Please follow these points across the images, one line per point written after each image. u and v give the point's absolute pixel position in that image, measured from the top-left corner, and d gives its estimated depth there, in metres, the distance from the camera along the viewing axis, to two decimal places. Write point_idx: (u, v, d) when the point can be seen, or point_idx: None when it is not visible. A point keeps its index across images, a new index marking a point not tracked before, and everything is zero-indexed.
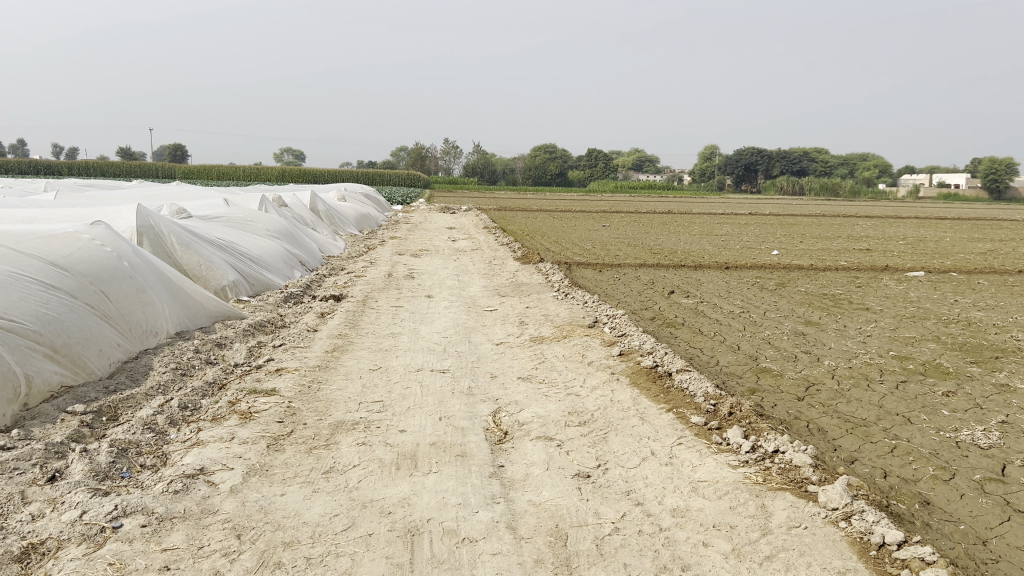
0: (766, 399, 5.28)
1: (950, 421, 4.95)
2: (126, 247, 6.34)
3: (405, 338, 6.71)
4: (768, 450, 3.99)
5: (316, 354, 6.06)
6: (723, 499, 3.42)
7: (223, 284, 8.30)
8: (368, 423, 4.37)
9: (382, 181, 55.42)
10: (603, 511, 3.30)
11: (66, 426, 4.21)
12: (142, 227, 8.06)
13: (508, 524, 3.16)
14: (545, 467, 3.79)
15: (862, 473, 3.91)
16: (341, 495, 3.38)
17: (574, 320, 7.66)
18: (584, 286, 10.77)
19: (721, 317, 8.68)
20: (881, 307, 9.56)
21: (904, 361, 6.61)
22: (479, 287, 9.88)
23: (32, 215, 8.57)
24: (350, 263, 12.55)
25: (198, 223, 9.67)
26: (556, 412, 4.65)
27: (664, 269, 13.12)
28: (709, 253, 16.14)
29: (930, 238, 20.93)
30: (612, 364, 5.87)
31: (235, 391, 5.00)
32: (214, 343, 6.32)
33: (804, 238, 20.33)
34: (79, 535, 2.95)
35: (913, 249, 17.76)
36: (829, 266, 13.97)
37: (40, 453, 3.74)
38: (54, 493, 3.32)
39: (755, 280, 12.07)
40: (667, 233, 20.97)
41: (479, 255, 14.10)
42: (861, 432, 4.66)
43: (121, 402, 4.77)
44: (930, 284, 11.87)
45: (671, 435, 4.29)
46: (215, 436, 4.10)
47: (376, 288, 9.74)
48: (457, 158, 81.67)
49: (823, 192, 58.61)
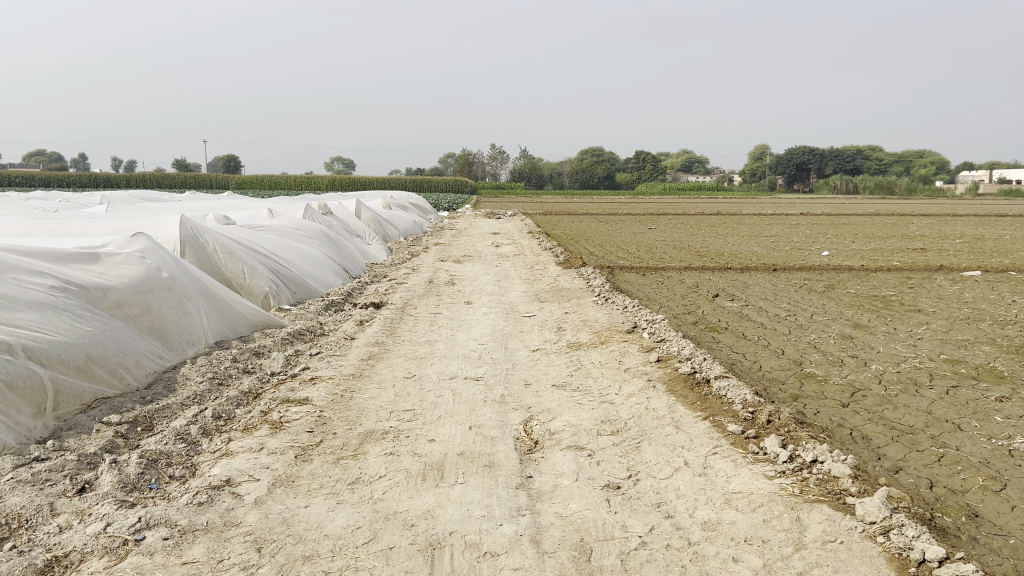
0: (809, 406, 5.13)
1: (1003, 428, 4.74)
2: (166, 258, 6.39)
3: (441, 346, 6.67)
4: (807, 460, 3.85)
5: (351, 362, 6.05)
6: (756, 512, 3.30)
7: (266, 291, 8.36)
8: (398, 433, 4.33)
9: (429, 187, 55.97)
10: (631, 524, 3.20)
11: (100, 437, 4.25)
12: (185, 237, 8.17)
13: (532, 537, 3.09)
14: (574, 478, 3.71)
15: (906, 484, 3.76)
16: (365, 507, 3.35)
17: (613, 325, 7.54)
18: (626, 290, 10.65)
19: (766, 321, 8.50)
20: (933, 309, 9.26)
21: (955, 365, 6.37)
22: (519, 293, 9.82)
23: (81, 228, 8.76)
24: (393, 270, 12.61)
25: (242, 232, 9.77)
26: (589, 421, 4.56)
27: (709, 272, 12.92)
28: (755, 254, 15.88)
29: (989, 237, 20.32)
30: (650, 370, 5.76)
31: (269, 400, 5.00)
32: (252, 352, 6.36)
33: (856, 238, 19.86)
34: (101, 548, 2.95)
35: (970, 248, 17.23)
36: (881, 267, 13.61)
37: (72, 465, 3.77)
38: (82, 505, 3.34)
39: (804, 282, 11.80)
40: (714, 235, 20.69)
41: (522, 260, 14.05)
42: (907, 440, 4.49)
43: (157, 412, 4.81)
44: (987, 284, 11.49)
45: (706, 444, 4.17)
46: (245, 446, 4.10)
47: (417, 295, 9.75)
48: (504, 163, 81.82)
49: (878, 191, 57.40)
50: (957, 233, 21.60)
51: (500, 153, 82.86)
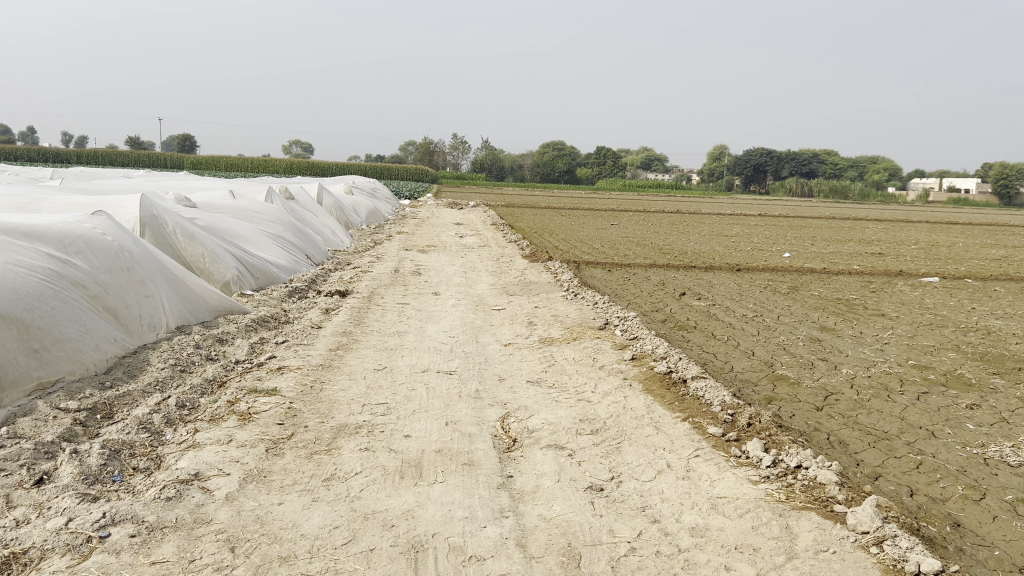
0: (784, 408, 5.11)
1: (976, 436, 4.76)
2: (127, 238, 6.15)
3: (412, 337, 6.53)
4: (791, 466, 3.81)
5: (319, 352, 5.88)
6: (744, 518, 3.24)
7: (227, 279, 8.13)
8: (371, 427, 4.20)
9: (389, 174, 55.50)
10: (618, 529, 3.12)
11: (57, 424, 4.04)
12: (145, 218, 7.88)
13: (518, 541, 2.99)
14: (557, 479, 3.61)
15: (888, 492, 3.73)
16: (342, 505, 3.22)
17: (584, 321, 7.47)
18: (594, 286, 10.59)
19: (734, 321, 8.50)
20: (897, 314, 9.36)
21: (924, 371, 6.41)
22: (487, 285, 9.69)
23: (36, 203, 8.45)
24: (356, 258, 12.39)
25: (203, 214, 9.49)
26: (567, 420, 4.47)
27: (674, 270, 12.91)
28: (718, 253, 15.97)
29: (943, 243, 20.74)
30: (625, 368, 5.69)
31: (235, 390, 4.83)
32: (215, 338, 6.15)
33: (815, 240, 20.13)
34: (63, 545, 2.78)
35: (926, 254, 17.53)
36: (842, 270, 13.74)
37: (29, 454, 3.57)
38: (40, 498, 3.15)
39: (768, 283, 11.85)
40: (676, 233, 20.74)
41: (487, 252, 13.92)
42: (884, 446, 4.48)
43: (117, 399, 4.61)
44: (947, 291, 11.68)
45: (688, 447, 4.11)
46: (212, 438, 3.93)
47: (383, 284, 9.57)
48: (465, 153, 81.49)
49: (832, 194, 58.31)
50: (911, 238, 22.02)
51: (461, 143, 82.49)
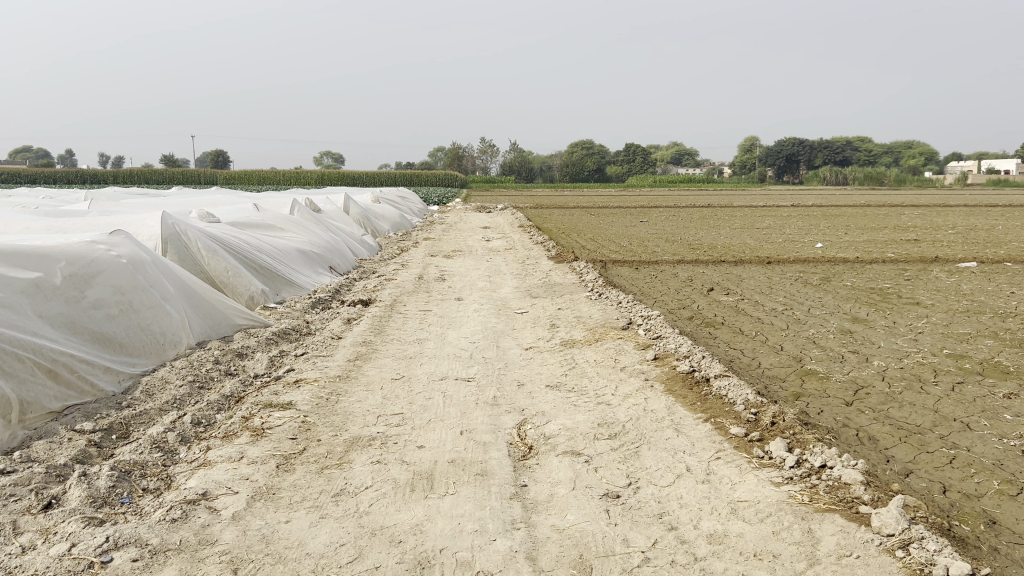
0: (812, 405, 4.95)
1: (1014, 427, 4.57)
2: (144, 256, 6.13)
3: (432, 345, 6.48)
4: (816, 466, 3.67)
5: (338, 364, 5.84)
6: (764, 523, 3.12)
7: (251, 292, 8.11)
8: (385, 439, 4.14)
9: (418, 181, 55.67)
10: (632, 538, 3.02)
11: (72, 446, 4.03)
12: (167, 235, 7.93)
13: (528, 554, 2.91)
14: (571, 487, 3.52)
15: (919, 490, 3.58)
16: (350, 522, 3.15)
17: (607, 322, 7.34)
18: (620, 285, 10.46)
19: (763, 315, 8.32)
20: (932, 302, 9.11)
21: (959, 360, 6.20)
22: (511, 289, 9.60)
23: (61, 225, 8.54)
24: (383, 266, 12.37)
25: (226, 229, 9.51)
26: (585, 424, 4.37)
27: (703, 265, 12.73)
28: (749, 247, 15.71)
29: (980, 227, 20.25)
30: (646, 369, 5.58)
31: (251, 405, 4.79)
32: (235, 353, 6.13)
33: (848, 230, 19.73)
34: (64, 572, 2.74)
35: (963, 239, 17.11)
36: (876, 259, 13.45)
37: (40, 477, 3.55)
38: (47, 523, 3.13)
39: (799, 275, 11.62)
40: (707, 227, 20.49)
41: (514, 255, 13.83)
42: (916, 441, 4.31)
43: (134, 418, 4.59)
44: (984, 275, 11.36)
45: (708, 449, 3.98)
46: (224, 456, 3.89)
47: (406, 291, 9.53)
48: (494, 156, 81.60)
49: (867, 181, 57.41)
50: (949, 223, 21.51)
51: (490, 146, 82.64)
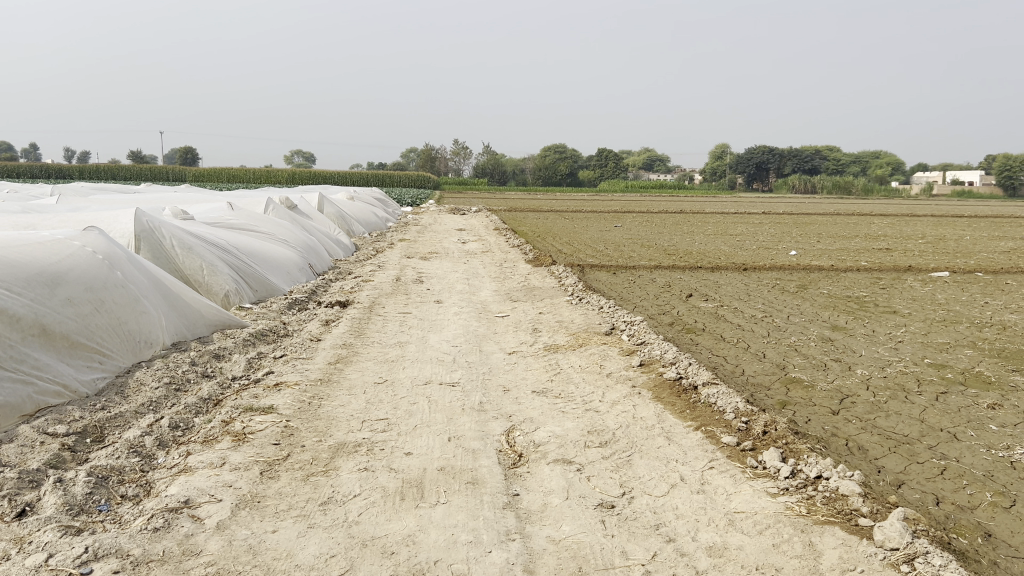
0: (799, 413, 4.92)
1: (1001, 438, 4.57)
2: (119, 254, 5.97)
3: (412, 348, 6.37)
4: (811, 476, 3.63)
5: (317, 366, 5.72)
6: (764, 535, 3.07)
7: (227, 290, 7.95)
8: (371, 445, 4.03)
9: (389, 181, 55.35)
10: (631, 550, 2.95)
11: (44, 450, 3.89)
12: (141, 232, 7.73)
13: (525, 566, 2.83)
14: (565, 496, 3.44)
15: (914, 501, 3.55)
16: (339, 531, 3.05)
17: (589, 327, 7.27)
18: (599, 290, 10.41)
19: (743, 322, 8.31)
20: (909, 310, 9.16)
21: (941, 369, 6.22)
22: (490, 292, 9.51)
23: (30, 220, 8.30)
24: (358, 267, 12.20)
25: (200, 226, 9.31)
26: (574, 432, 4.30)
27: (680, 271, 12.71)
28: (724, 253, 15.73)
29: (948, 237, 20.50)
30: (633, 375, 5.51)
31: (230, 408, 4.66)
32: (211, 354, 5.99)
33: (821, 237, 19.88)
34: None
35: (934, 248, 17.27)
36: (850, 267, 13.53)
37: (12, 483, 3.41)
38: (21, 532, 2.99)
39: (776, 282, 11.66)
40: (681, 233, 20.53)
41: (491, 257, 13.73)
42: (905, 451, 4.29)
43: (109, 421, 4.45)
44: (957, 285, 11.44)
45: (701, 458, 3.93)
46: (204, 461, 3.77)
47: (385, 293, 9.38)
48: (467, 159, 81.40)
49: (836, 190, 58.05)
50: (919, 233, 21.76)
51: (463, 150, 82.40)
